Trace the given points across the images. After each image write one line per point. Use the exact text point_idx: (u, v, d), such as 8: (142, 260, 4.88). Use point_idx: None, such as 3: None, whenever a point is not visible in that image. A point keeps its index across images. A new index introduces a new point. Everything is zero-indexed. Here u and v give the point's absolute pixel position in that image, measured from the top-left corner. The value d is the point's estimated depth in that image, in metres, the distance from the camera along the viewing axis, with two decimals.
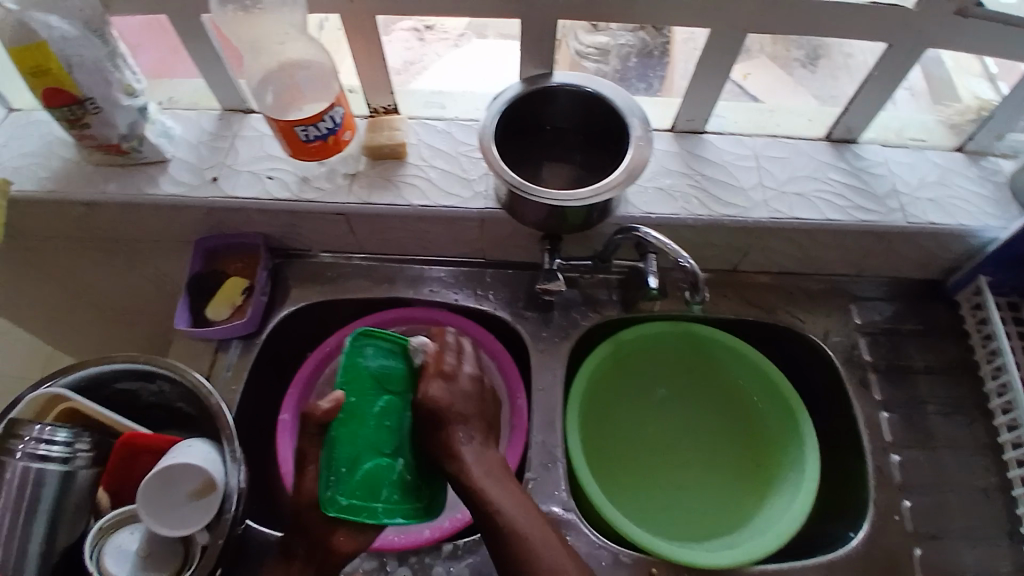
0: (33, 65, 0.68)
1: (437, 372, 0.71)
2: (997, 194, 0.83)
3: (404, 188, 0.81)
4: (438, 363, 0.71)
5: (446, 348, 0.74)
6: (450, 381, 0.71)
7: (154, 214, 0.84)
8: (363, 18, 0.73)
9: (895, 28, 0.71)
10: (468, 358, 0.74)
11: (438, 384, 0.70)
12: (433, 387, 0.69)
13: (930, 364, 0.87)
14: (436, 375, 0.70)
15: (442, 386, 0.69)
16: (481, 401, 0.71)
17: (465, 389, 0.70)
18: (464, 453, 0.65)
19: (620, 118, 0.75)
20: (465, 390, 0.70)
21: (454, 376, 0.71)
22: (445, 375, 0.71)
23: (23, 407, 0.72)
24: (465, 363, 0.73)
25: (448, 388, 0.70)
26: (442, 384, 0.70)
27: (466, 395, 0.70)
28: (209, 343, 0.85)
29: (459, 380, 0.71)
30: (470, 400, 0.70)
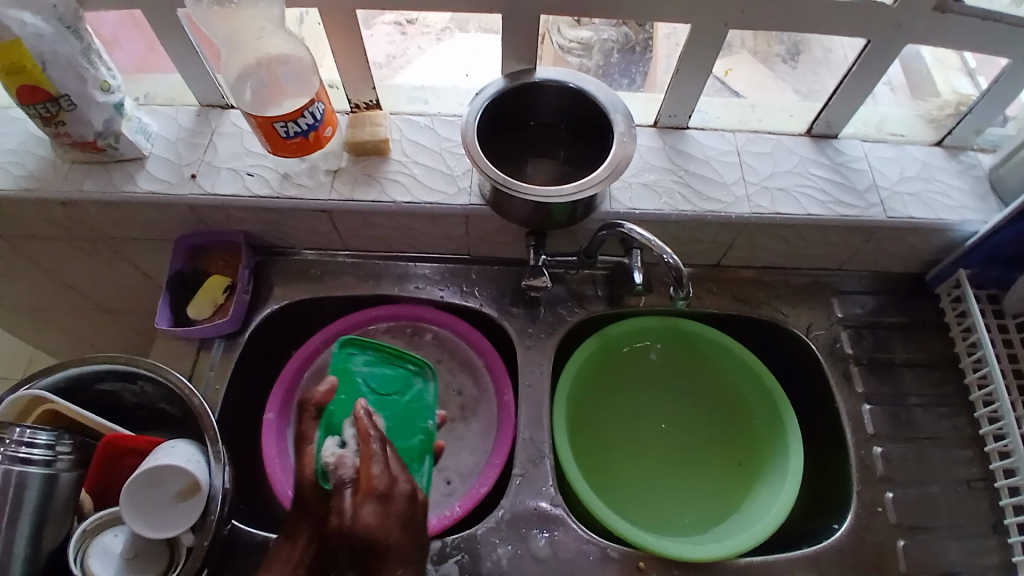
0: (7, 62, 0.67)
1: (368, 491, 0.53)
2: (976, 187, 0.84)
3: (387, 184, 0.80)
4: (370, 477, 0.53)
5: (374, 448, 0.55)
6: (384, 499, 0.53)
7: (133, 213, 0.83)
8: (344, 12, 0.72)
9: (876, 24, 0.72)
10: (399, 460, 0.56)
11: (369, 508, 0.52)
12: (363, 513, 0.52)
13: (911, 356, 0.88)
14: (366, 494, 0.53)
15: (376, 509, 0.52)
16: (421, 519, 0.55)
17: (401, 511, 0.54)
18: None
19: (604, 114, 0.75)
20: (403, 515, 0.53)
21: (389, 494, 0.53)
22: (379, 495, 0.53)
23: (3, 410, 0.71)
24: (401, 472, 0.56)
25: (381, 511, 0.52)
26: (374, 510, 0.52)
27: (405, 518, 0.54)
28: (190, 343, 0.84)
29: (395, 499, 0.54)
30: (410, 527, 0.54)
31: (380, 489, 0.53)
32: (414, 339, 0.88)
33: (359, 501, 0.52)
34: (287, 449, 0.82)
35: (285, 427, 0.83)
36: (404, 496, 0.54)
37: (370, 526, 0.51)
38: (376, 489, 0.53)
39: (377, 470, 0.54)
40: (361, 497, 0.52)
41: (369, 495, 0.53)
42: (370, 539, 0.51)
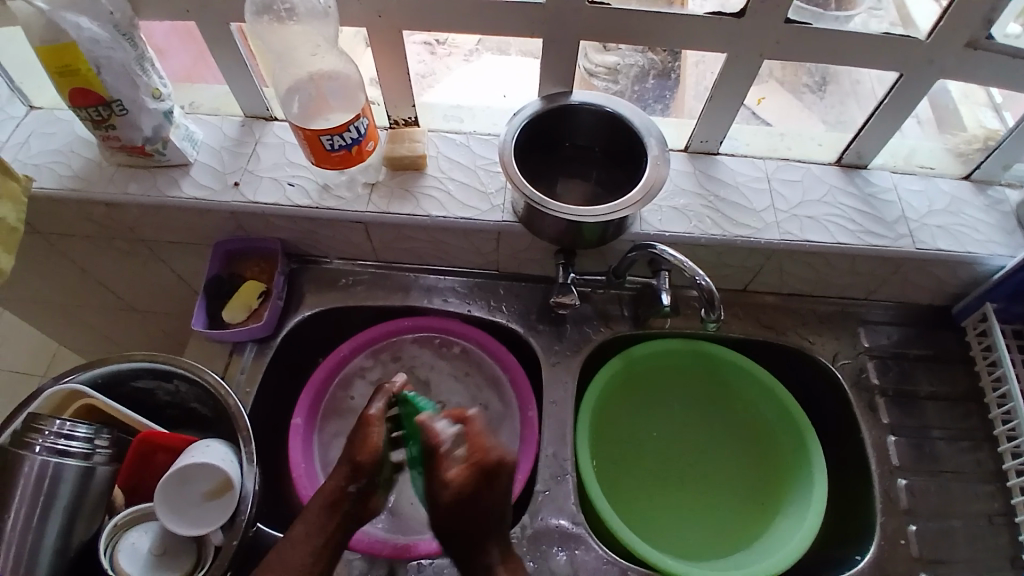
0: (61, 65, 0.70)
1: (467, 471, 0.59)
2: (1004, 222, 0.84)
3: (422, 199, 0.82)
4: (472, 462, 0.60)
5: (471, 435, 0.61)
6: (486, 477, 0.60)
7: (173, 216, 0.85)
8: (391, 32, 0.75)
9: (909, 60, 0.73)
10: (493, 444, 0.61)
11: (471, 486, 0.59)
12: (458, 487, 0.59)
13: (936, 389, 0.88)
14: (467, 471, 0.59)
15: (471, 488, 0.59)
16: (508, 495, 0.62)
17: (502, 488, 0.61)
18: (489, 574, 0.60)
19: (638, 138, 0.77)
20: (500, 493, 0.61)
21: (490, 474, 0.60)
22: (477, 477, 0.59)
23: (41, 402, 0.73)
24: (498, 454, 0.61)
25: (483, 488, 0.59)
26: (474, 488, 0.59)
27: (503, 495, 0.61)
28: (223, 346, 0.86)
29: (498, 477, 0.60)
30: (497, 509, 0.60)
31: (478, 473, 0.59)
32: (442, 350, 0.90)
33: (456, 473, 0.59)
34: (312, 455, 0.83)
35: (310, 434, 0.84)
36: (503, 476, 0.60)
37: (463, 496, 0.59)
38: (472, 473, 0.59)
39: (476, 459, 0.60)
40: (460, 472, 0.59)
41: (468, 476, 0.59)
42: (463, 506, 0.59)
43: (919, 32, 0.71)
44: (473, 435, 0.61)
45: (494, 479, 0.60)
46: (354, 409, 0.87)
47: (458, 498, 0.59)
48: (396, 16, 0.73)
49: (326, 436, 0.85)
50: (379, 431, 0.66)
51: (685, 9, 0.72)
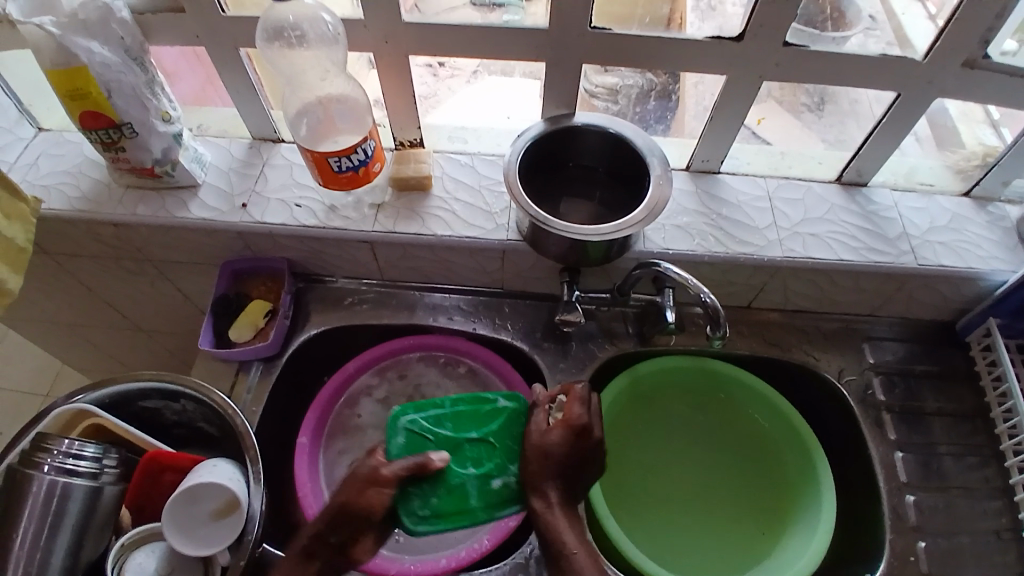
0: (72, 88, 0.71)
1: (562, 422, 0.70)
2: (1005, 238, 0.85)
3: (428, 219, 0.83)
4: (569, 416, 0.70)
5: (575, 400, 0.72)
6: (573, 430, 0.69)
7: (180, 236, 0.86)
8: (398, 56, 0.77)
9: (907, 80, 0.74)
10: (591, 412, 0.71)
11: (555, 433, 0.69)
12: (554, 433, 0.69)
13: (942, 405, 0.88)
14: (563, 424, 0.69)
15: (563, 434, 0.69)
16: (598, 461, 0.70)
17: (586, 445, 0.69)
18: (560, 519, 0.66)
19: (642, 158, 0.78)
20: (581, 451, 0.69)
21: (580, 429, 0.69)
22: (573, 428, 0.69)
23: (49, 421, 0.73)
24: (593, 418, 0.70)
25: (564, 438, 0.69)
26: (561, 436, 0.69)
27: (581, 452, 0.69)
28: (229, 365, 0.86)
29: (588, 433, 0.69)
30: (586, 462, 0.69)
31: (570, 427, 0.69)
32: (449, 368, 0.90)
33: (554, 426, 0.70)
34: (318, 474, 0.83)
35: (316, 452, 0.84)
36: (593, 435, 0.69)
37: (553, 444, 0.69)
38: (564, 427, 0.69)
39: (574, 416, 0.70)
40: (558, 422, 0.70)
41: (565, 423, 0.69)
42: (556, 452, 0.68)
43: (916, 53, 0.72)
44: (574, 400, 0.71)
45: (588, 437, 0.69)
46: (361, 427, 0.88)
47: (553, 443, 0.69)
48: (403, 41, 0.75)
49: (332, 453, 0.85)
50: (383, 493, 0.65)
51: (683, 34, 0.73)
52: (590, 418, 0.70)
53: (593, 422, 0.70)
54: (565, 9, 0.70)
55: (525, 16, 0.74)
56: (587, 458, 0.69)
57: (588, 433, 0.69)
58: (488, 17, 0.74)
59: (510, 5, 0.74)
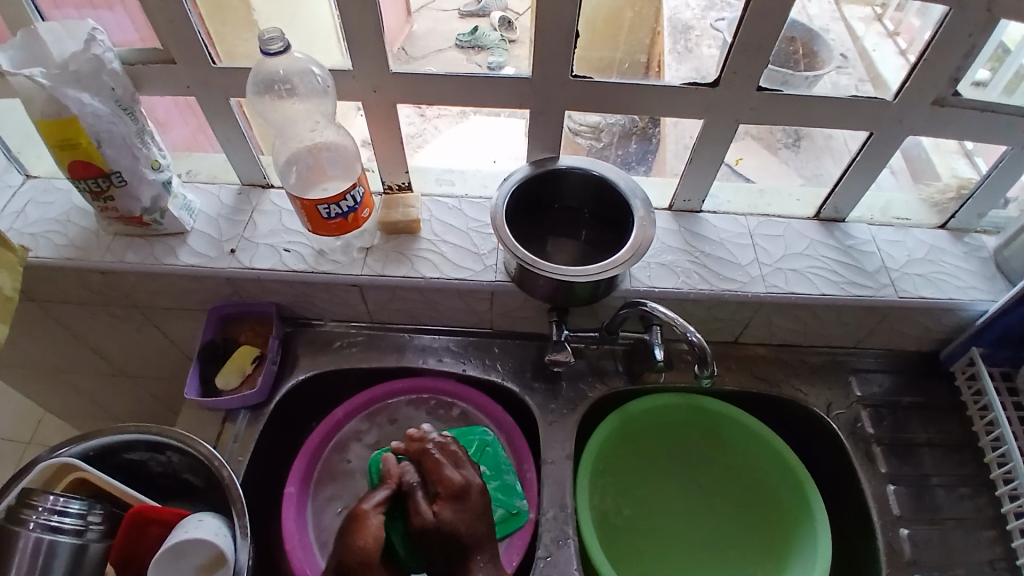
0: (63, 138, 0.71)
1: (444, 495, 0.69)
2: (982, 268, 0.87)
3: (417, 262, 0.84)
4: (444, 484, 0.69)
5: (437, 453, 0.72)
6: (455, 497, 0.69)
7: (169, 283, 0.86)
8: (386, 105, 0.79)
9: (878, 120, 0.77)
10: (455, 461, 0.72)
11: (443, 504, 0.68)
12: (444, 512, 0.68)
13: (931, 436, 0.88)
14: (445, 496, 0.69)
15: (452, 508, 0.68)
16: (489, 511, 0.71)
17: (470, 505, 0.69)
18: None
19: (625, 199, 0.80)
20: (477, 510, 0.70)
21: (460, 489, 0.70)
22: (455, 495, 0.69)
23: (33, 476, 0.71)
24: (465, 467, 0.73)
25: (454, 507, 0.69)
26: (452, 507, 0.68)
27: (473, 513, 0.69)
28: (216, 413, 0.85)
29: (470, 490, 0.70)
30: (483, 518, 0.70)
31: (450, 496, 0.69)
32: (440, 412, 0.89)
33: (438, 501, 0.69)
34: (306, 525, 0.81)
35: (304, 501, 0.83)
36: (476, 492, 0.70)
37: (450, 521, 0.67)
38: (445, 498, 0.69)
39: (439, 481, 0.70)
40: (438, 497, 0.69)
41: (446, 498, 0.69)
42: (453, 526, 0.67)
43: (888, 92, 0.75)
44: (440, 466, 0.71)
45: (471, 494, 0.70)
46: (351, 472, 0.86)
47: (448, 520, 0.67)
48: (391, 90, 0.77)
49: (320, 501, 0.83)
50: (375, 520, 0.66)
51: (662, 80, 0.76)
52: (463, 476, 0.71)
53: (468, 477, 0.71)
54: (548, 58, 0.72)
55: (509, 58, 0.77)
56: (483, 513, 0.70)
57: (467, 493, 0.70)
58: (473, 58, 0.77)
59: (495, 48, 0.78)
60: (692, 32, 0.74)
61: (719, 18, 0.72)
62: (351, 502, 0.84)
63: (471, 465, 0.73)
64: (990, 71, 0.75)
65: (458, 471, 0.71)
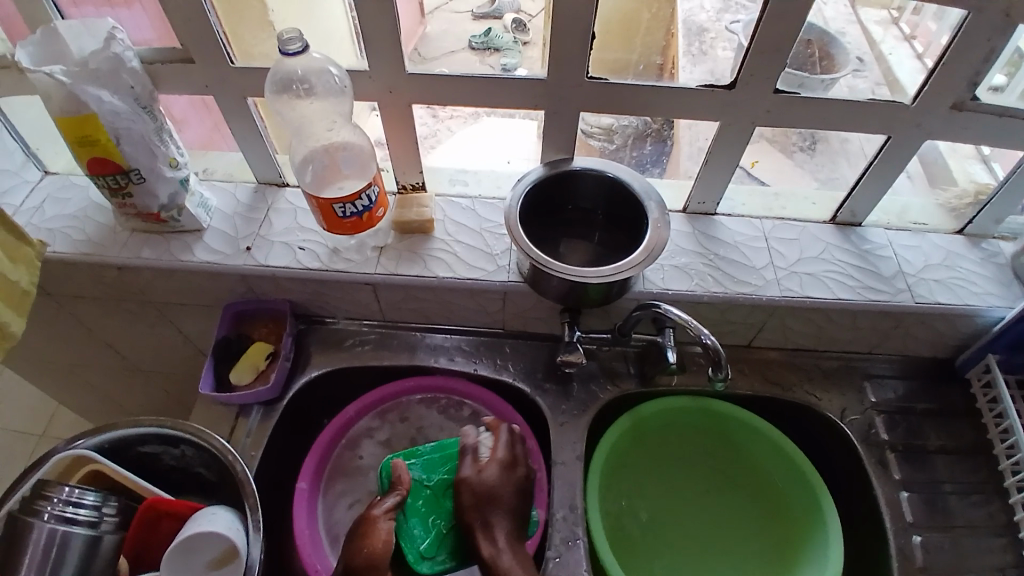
0: (82, 135, 0.72)
1: (494, 459, 0.74)
2: (999, 274, 0.86)
3: (430, 261, 0.84)
4: (497, 452, 0.75)
5: (504, 433, 0.77)
6: (499, 464, 0.73)
7: (185, 279, 0.87)
8: (401, 105, 0.79)
9: (895, 124, 0.76)
10: (511, 441, 0.76)
11: (486, 466, 0.73)
12: (489, 471, 0.72)
13: (945, 443, 0.87)
14: (497, 462, 0.74)
15: (498, 471, 0.73)
16: (530, 493, 0.73)
17: (510, 478, 0.73)
18: (499, 543, 0.68)
19: (639, 201, 0.80)
20: (518, 485, 0.72)
21: (504, 460, 0.74)
22: (505, 464, 0.73)
23: (48, 468, 0.72)
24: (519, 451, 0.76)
25: (494, 473, 0.72)
26: (496, 470, 0.73)
27: (511, 484, 0.72)
28: (229, 409, 0.86)
29: (516, 465, 0.74)
30: (522, 493, 0.72)
31: (499, 463, 0.74)
32: (451, 411, 0.89)
33: (489, 463, 0.73)
34: (317, 522, 0.81)
35: (315, 498, 0.83)
36: (524, 470, 0.74)
37: (490, 481, 0.72)
38: (492, 463, 0.73)
39: (494, 450, 0.75)
40: (487, 461, 0.74)
41: (496, 461, 0.73)
42: (488, 488, 0.71)
43: (906, 96, 0.75)
44: (501, 439, 0.76)
45: (517, 470, 0.74)
46: (362, 470, 0.86)
47: (487, 479, 0.72)
48: (406, 91, 0.78)
49: (331, 498, 0.84)
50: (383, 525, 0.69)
51: (677, 82, 0.75)
52: (517, 454, 0.75)
53: (519, 457, 0.75)
54: (564, 60, 0.72)
55: (522, 59, 0.78)
56: (523, 489, 0.72)
57: (516, 466, 0.74)
58: (486, 60, 0.78)
59: (508, 49, 0.79)
60: (707, 34, 0.75)
61: (734, 21, 0.73)
62: (361, 498, 0.84)
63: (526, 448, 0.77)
64: (1006, 77, 0.75)
65: (510, 448, 0.76)
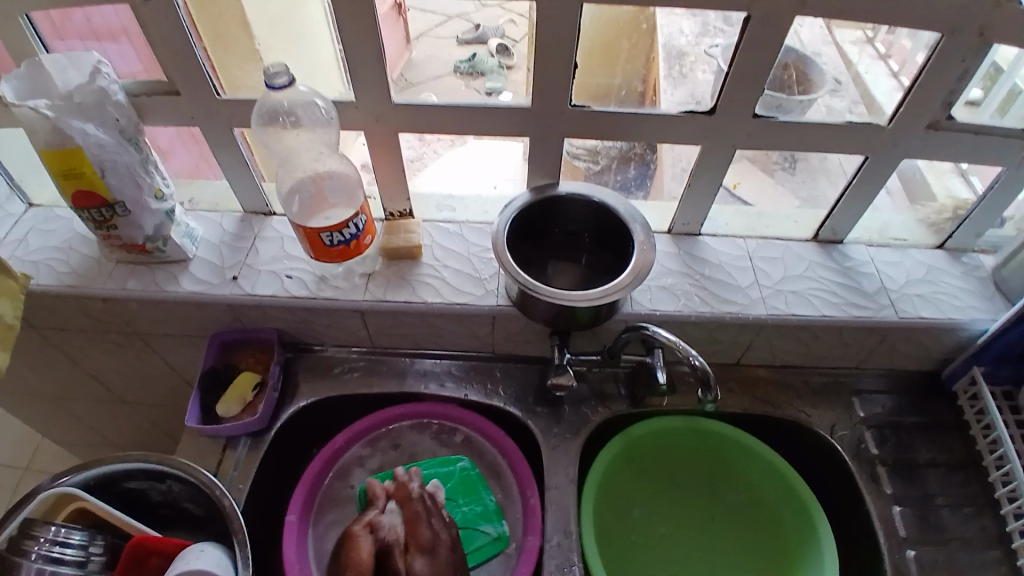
0: (67, 168, 0.72)
1: (418, 549, 0.73)
2: (981, 288, 0.88)
3: (418, 286, 0.85)
4: (416, 536, 0.74)
5: (414, 506, 0.77)
6: (423, 550, 0.73)
7: (171, 310, 0.86)
8: (388, 133, 0.80)
9: (873, 144, 0.78)
10: (420, 513, 0.76)
11: (415, 556, 0.73)
12: (417, 567, 0.72)
13: (934, 456, 0.88)
14: (418, 550, 0.73)
15: (427, 562, 0.72)
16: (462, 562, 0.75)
17: (441, 560, 0.73)
18: None
19: (625, 224, 0.80)
20: (448, 563, 0.73)
21: (427, 544, 0.73)
22: (426, 549, 0.73)
23: (33, 507, 0.70)
24: (434, 523, 0.76)
25: (424, 561, 0.72)
26: (424, 559, 0.72)
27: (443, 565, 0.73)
28: (216, 441, 0.84)
29: (439, 547, 0.74)
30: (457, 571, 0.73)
31: (422, 547, 0.73)
32: (444, 437, 0.89)
33: (411, 554, 0.73)
34: (307, 553, 0.80)
35: (304, 529, 0.81)
36: (446, 545, 0.74)
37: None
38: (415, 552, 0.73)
39: (411, 534, 0.74)
40: (411, 552, 0.73)
41: (419, 549, 0.73)
42: None
43: (883, 117, 0.77)
44: (416, 514, 0.76)
45: (442, 550, 0.74)
46: (353, 497, 0.86)
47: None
48: (392, 120, 0.78)
49: (321, 527, 0.82)
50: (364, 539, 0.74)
51: (658, 108, 0.77)
52: (432, 530, 0.75)
53: (438, 529, 0.76)
54: (547, 87, 0.73)
55: (507, 83, 0.80)
56: (456, 566, 0.74)
57: (437, 547, 0.74)
58: (472, 84, 0.80)
59: (492, 73, 0.80)
60: (687, 58, 0.75)
61: (713, 45, 0.73)
62: None
63: (439, 515, 0.77)
64: (982, 89, 0.77)
65: (427, 526, 0.75)
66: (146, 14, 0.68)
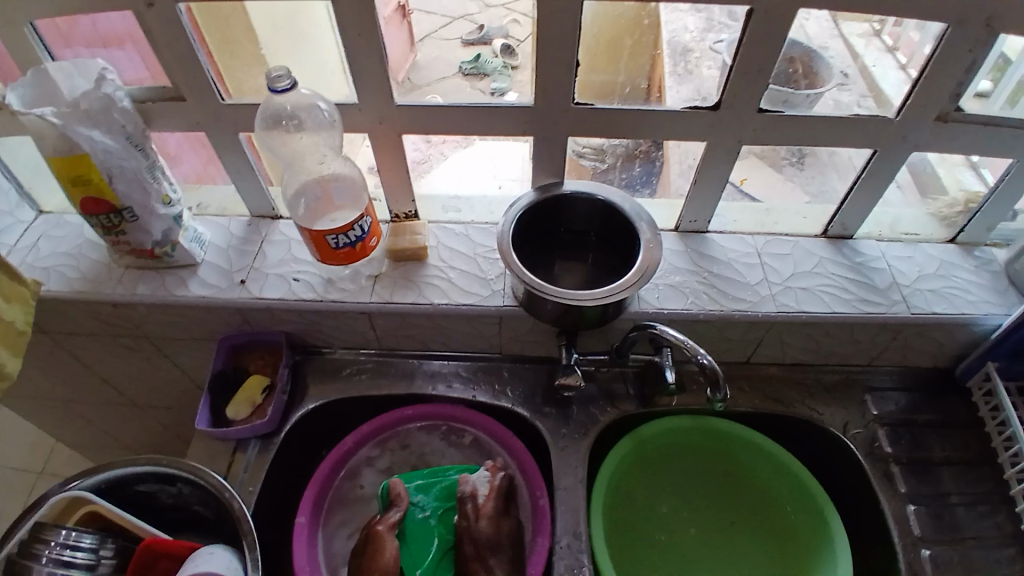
0: (75, 174, 0.72)
1: (492, 509, 0.78)
2: (994, 282, 0.86)
3: (425, 288, 0.85)
4: (490, 498, 0.79)
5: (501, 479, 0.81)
6: (494, 516, 0.78)
7: (180, 314, 0.87)
8: (392, 134, 0.80)
9: (881, 137, 0.77)
10: (505, 484, 0.81)
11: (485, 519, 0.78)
12: (486, 523, 0.77)
13: (949, 454, 0.87)
14: (493, 512, 0.78)
15: (493, 522, 0.77)
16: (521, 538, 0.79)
17: (503, 528, 0.78)
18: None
19: (631, 222, 0.80)
20: (512, 532, 0.78)
21: (500, 513, 0.79)
22: (499, 513, 0.79)
23: (46, 510, 0.71)
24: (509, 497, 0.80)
25: (491, 526, 0.77)
26: (492, 522, 0.78)
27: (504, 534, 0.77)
28: (226, 444, 0.85)
29: (508, 519, 0.79)
30: (515, 540, 0.78)
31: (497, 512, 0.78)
32: (453, 439, 0.89)
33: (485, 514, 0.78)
34: (317, 555, 0.80)
35: (315, 531, 0.82)
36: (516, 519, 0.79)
37: (491, 534, 0.77)
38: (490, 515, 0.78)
39: (495, 495, 0.80)
40: (486, 513, 0.78)
41: (490, 510, 0.78)
42: (486, 540, 0.76)
43: (890, 109, 0.75)
44: (501, 483, 0.81)
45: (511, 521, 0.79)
46: (362, 499, 0.85)
47: (483, 532, 0.77)
48: (396, 121, 0.78)
49: (331, 528, 0.83)
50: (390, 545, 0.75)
51: (664, 105, 0.76)
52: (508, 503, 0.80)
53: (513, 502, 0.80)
54: (550, 86, 0.73)
55: (512, 83, 0.79)
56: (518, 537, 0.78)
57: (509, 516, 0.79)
58: (477, 85, 0.80)
59: (497, 73, 0.80)
60: (692, 54, 0.74)
61: (718, 40, 0.72)
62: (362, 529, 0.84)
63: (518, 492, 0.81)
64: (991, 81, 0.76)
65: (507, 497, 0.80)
66: (151, 20, 0.69)
